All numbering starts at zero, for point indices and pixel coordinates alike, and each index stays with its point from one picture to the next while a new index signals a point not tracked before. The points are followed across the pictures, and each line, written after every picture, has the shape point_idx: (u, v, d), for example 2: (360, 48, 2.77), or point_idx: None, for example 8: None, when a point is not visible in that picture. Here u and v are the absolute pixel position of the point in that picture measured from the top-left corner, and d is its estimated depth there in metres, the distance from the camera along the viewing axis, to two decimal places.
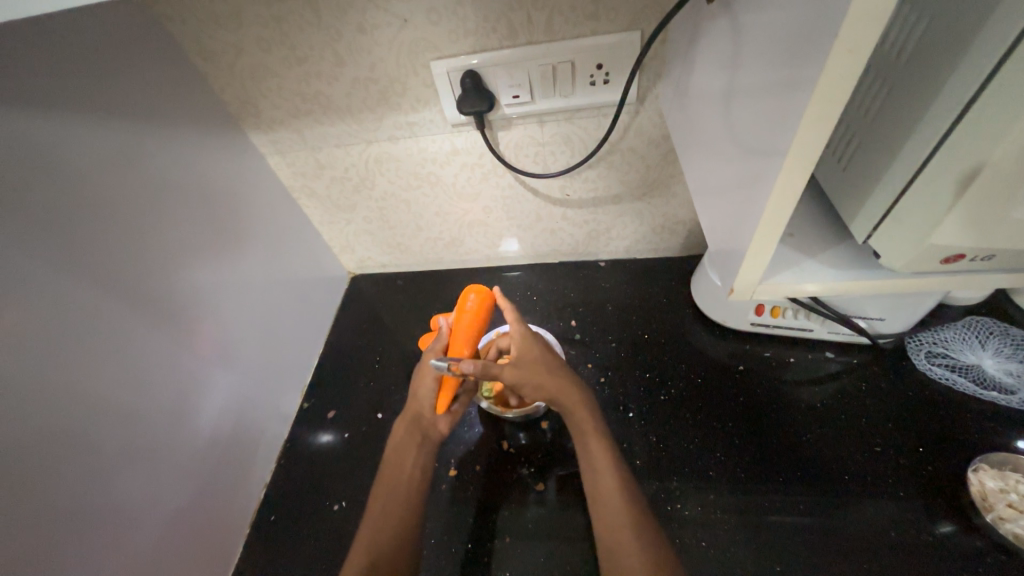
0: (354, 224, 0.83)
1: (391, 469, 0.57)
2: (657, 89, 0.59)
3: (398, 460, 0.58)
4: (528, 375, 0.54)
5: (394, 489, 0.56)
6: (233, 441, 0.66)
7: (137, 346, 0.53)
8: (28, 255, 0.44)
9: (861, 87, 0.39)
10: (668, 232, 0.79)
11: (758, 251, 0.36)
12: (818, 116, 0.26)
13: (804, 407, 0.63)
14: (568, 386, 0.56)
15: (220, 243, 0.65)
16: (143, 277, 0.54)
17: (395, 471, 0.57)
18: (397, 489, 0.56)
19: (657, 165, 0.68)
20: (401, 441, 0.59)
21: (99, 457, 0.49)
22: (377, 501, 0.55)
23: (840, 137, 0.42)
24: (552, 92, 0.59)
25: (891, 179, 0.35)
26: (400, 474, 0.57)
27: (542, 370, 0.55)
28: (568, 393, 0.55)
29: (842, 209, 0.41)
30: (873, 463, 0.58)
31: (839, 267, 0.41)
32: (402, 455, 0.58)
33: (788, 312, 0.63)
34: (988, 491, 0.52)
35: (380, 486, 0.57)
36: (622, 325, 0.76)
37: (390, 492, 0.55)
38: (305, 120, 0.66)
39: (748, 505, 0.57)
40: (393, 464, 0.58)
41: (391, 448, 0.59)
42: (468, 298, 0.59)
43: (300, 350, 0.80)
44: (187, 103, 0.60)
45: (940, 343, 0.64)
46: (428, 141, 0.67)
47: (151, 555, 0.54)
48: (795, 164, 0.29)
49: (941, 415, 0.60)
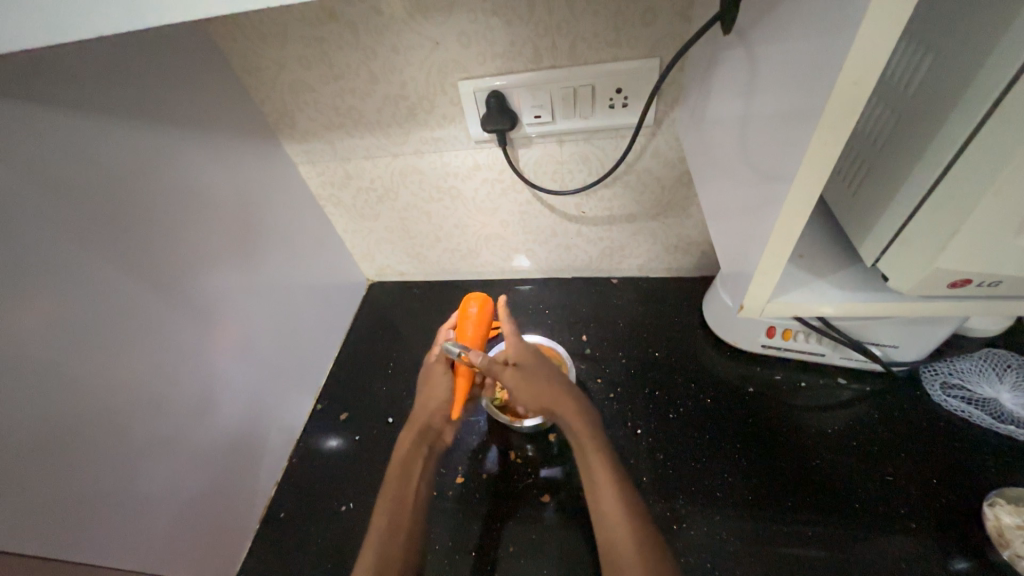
0: (376, 232, 0.86)
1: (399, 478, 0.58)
2: (674, 114, 0.61)
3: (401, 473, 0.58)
4: (526, 382, 0.57)
5: (401, 501, 0.56)
6: (248, 437, 0.68)
7: (166, 339, 0.56)
8: (78, 247, 0.47)
9: (871, 115, 0.40)
10: (681, 252, 0.80)
11: (766, 270, 0.37)
12: (825, 140, 0.28)
13: (815, 433, 0.63)
14: (565, 397, 0.57)
15: (247, 245, 0.68)
16: (176, 274, 0.57)
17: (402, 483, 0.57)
18: (404, 504, 0.56)
19: (672, 186, 0.70)
20: (409, 453, 0.60)
21: (123, 443, 0.51)
22: (384, 512, 0.55)
23: (852, 163, 0.43)
24: (573, 113, 0.62)
25: (899, 205, 0.36)
26: (405, 491, 0.57)
27: (538, 379, 0.57)
28: (564, 402, 0.57)
29: (852, 232, 0.42)
30: (885, 493, 0.57)
31: (850, 290, 0.42)
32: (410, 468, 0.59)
33: (800, 335, 0.64)
34: (1005, 527, 0.51)
35: (386, 495, 0.57)
36: (634, 342, 0.77)
37: (396, 506, 0.55)
38: (337, 132, 0.70)
39: (755, 529, 0.56)
40: (400, 471, 0.58)
41: (398, 459, 0.59)
42: (470, 306, 0.65)
43: (317, 351, 0.82)
44: (229, 113, 0.64)
45: (956, 374, 0.63)
46: (451, 156, 0.70)
47: (165, 544, 0.56)
48: (805, 185, 0.31)
49: (955, 448, 0.59)
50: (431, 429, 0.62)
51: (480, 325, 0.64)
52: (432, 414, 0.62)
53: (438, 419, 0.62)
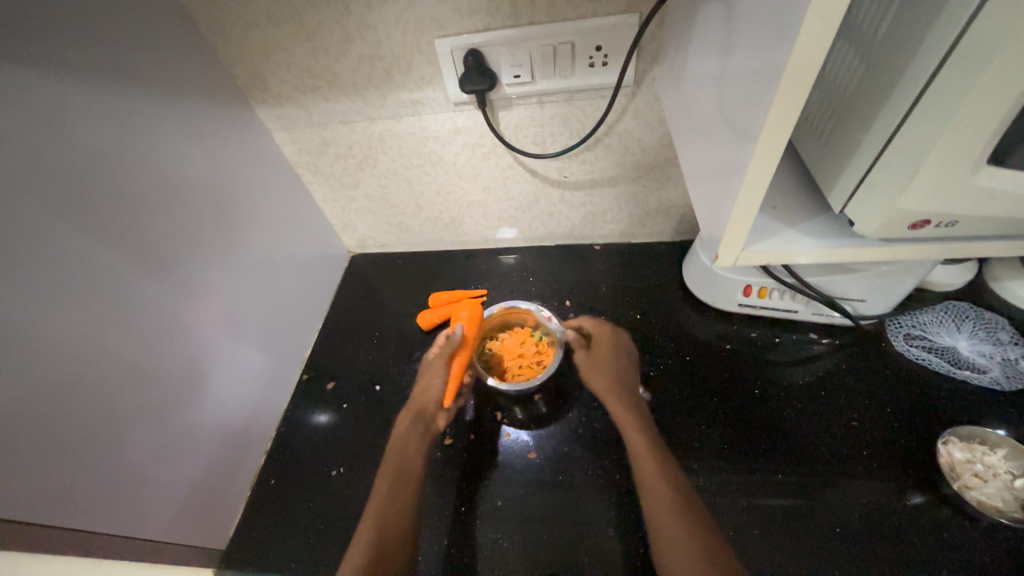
0: (356, 201, 0.85)
1: (396, 454, 0.64)
2: (654, 73, 0.61)
3: (401, 450, 0.64)
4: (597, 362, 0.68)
5: (402, 478, 0.61)
6: (235, 407, 0.68)
7: (147, 308, 0.55)
8: (49, 212, 0.45)
9: (841, 62, 0.40)
10: (661, 216, 0.81)
11: (739, 218, 0.39)
12: (798, 78, 0.29)
13: (788, 385, 0.66)
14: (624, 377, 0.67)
15: (222, 215, 0.66)
16: (153, 240, 0.55)
17: (402, 461, 0.63)
18: (404, 476, 0.61)
19: (653, 149, 0.70)
20: (405, 434, 0.66)
21: (112, 413, 0.51)
22: (384, 486, 0.60)
23: (823, 113, 0.44)
24: (553, 73, 0.61)
25: (864, 152, 0.37)
26: (405, 461, 0.63)
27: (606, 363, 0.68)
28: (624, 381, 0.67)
29: (821, 180, 0.43)
30: (848, 436, 0.60)
31: (820, 238, 0.43)
32: (407, 444, 0.64)
33: (774, 293, 0.66)
34: (956, 461, 0.55)
35: (386, 477, 0.62)
36: (615, 306, 0.79)
37: (397, 478, 0.61)
38: (312, 96, 0.67)
39: (729, 475, 0.59)
40: (397, 454, 0.64)
41: (396, 440, 0.65)
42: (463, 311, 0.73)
43: (301, 322, 0.82)
44: (197, 74, 0.61)
45: (918, 326, 0.67)
46: (430, 120, 0.68)
47: (158, 511, 0.56)
48: (776, 127, 0.32)
49: (915, 393, 0.63)
50: (427, 414, 0.67)
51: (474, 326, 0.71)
52: (427, 401, 0.67)
53: (431, 405, 0.67)
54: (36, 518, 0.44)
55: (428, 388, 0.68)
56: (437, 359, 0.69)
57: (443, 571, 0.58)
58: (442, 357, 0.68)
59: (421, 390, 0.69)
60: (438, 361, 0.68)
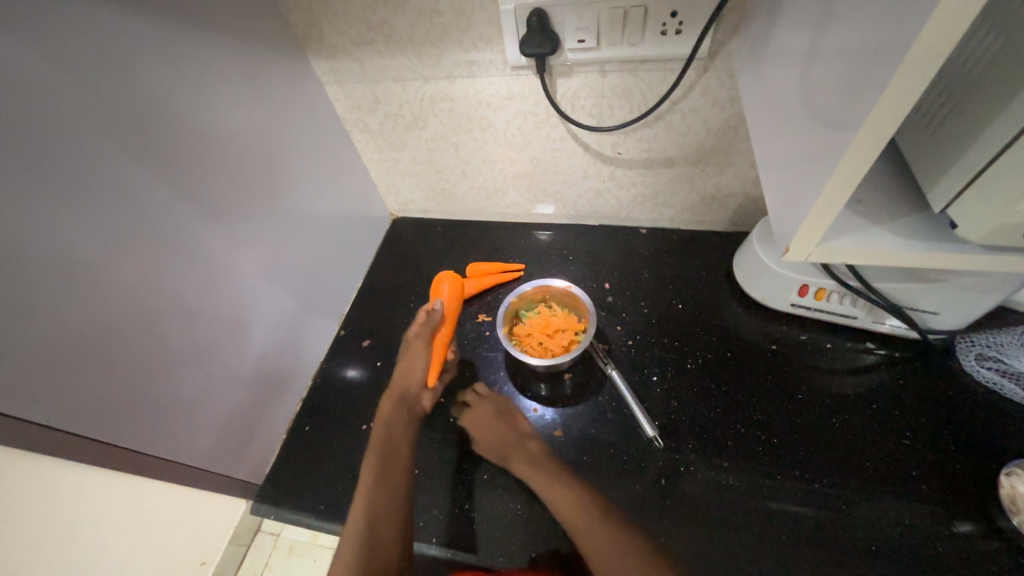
0: (402, 164, 0.84)
1: (380, 438, 0.60)
2: (731, 45, 0.56)
3: (387, 431, 0.61)
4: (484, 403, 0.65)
5: (389, 461, 0.58)
6: (275, 355, 0.71)
7: (201, 254, 0.57)
8: (118, 153, 0.47)
9: (972, 38, 0.35)
10: (717, 204, 0.77)
11: (820, 212, 0.35)
12: (926, 54, 0.25)
13: (835, 394, 0.62)
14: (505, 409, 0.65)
15: (272, 166, 0.67)
16: (208, 188, 0.57)
17: (388, 445, 0.59)
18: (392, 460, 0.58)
19: (718, 130, 0.65)
20: (390, 418, 0.62)
21: (165, 350, 0.54)
22: (369, 474, 0.56)
23: (934, 100, 0.39)
24: (619, 39, 0.57)
25: (984, 147, 0.33)
26: (391, 446, 0.59)
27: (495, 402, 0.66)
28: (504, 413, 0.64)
29: (922, 177, 0.39)
30: (896, 454, 0.57)
31: (907, 240, 0.39)
32: (392, 427, 0.61)
33: (833, 296, 0.61)
34: (1018, 495, 0.51)
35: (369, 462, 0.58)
36: (657, 294, 0.76)
37: (385, 463, 0.58)
38: (367, 50, 0.66)
39: (761, 478, 0.57)
40: (382, 438, 0.60)
41: (380, 423, 0.62)
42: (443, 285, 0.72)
43: (341, 279, 0.84)
44: (256, 21, 0.61)
45: (995, 346, 0.60)
46: (485, 83, 0.66)
47: (202, 443, 0.60)
48: (884, 110, 0.28)
49: (980, 418, 0.58)
50: (410, 395, 0.64)
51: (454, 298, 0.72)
52: (409, 381, 0.65)
53: (414, 386, 0.65)
54: (87, 432, 0.48)
55: (410, 369, 0.65)
56: (417, 340, 0.66)
57: (461, 532, 0.59)
58: (422, 337, 0.66)
59: (401, 371, 0.66)
60: (417, 341, 0.66)
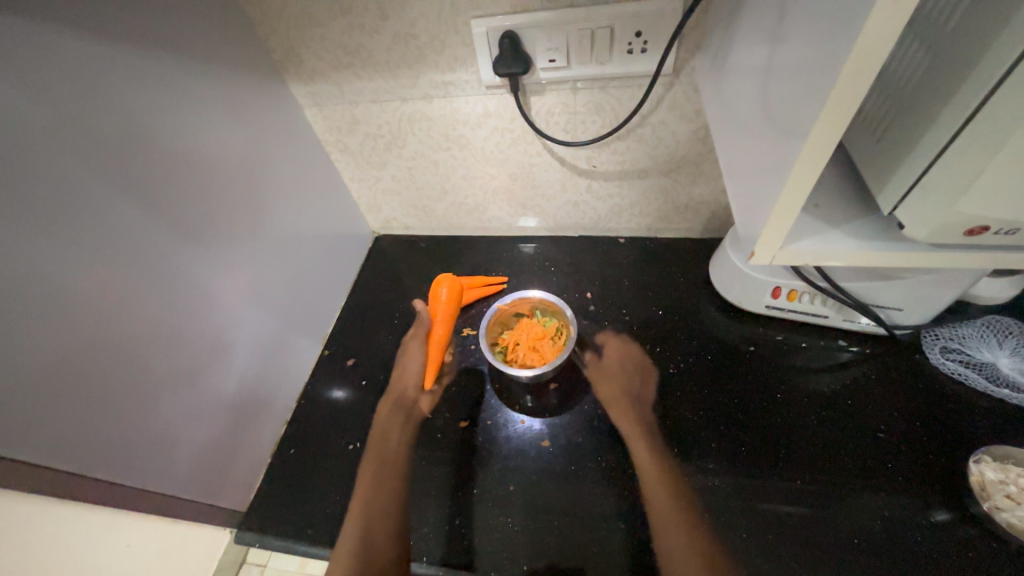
0: (383, 182, 0.85)
1: (377, 444, 0.67)
2: (694, 62, 0.59)
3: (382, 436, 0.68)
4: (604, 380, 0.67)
5: (382, 467, 0.64)
6: (259, 377, 0.70)
7: (182, 277, 0.57)
8: (94, 179, 0.47)
9: (908, 52, 0.38)
10: (690, 212, 0.79)
11: (780, 216, 0.37)
12: (861, 68, 0.28)
13: (812, 392, 0.64)
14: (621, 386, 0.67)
15: (252, 188, 0.67)
16: (189, 211, 0.57)
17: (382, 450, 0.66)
18: (385, 464, 0.64)
19: (687, 141, 0.68)
20: (387, 421, 0.69)
21: (146, 376, 0.53)
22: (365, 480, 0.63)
23: (878, 109, 0.41)
24: (588, 58, 0.59)
25: (923, 150, 0.35)
26: (387, 449, 0.66)
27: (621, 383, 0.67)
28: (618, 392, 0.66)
29: (871, 179, 0.42)
30: (873, 448, 0.59)
31: (863, 241, 0.41)
32: (388, 433, 0.68)
33: (804, 296, 0.64)
34: (987, 481, 0.53)
35: (368, 466, 0.65)
36: (637, 301, 0.77)
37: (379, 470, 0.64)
38: (345, 73, 0.68)
39: (746, 478, 0.58)
40: (381, 439, 0.67)
41: (379, 427, 0.69)
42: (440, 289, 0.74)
43: (324, 298, 0.84)
44: (234, 47, 0.62)
45: (956, 339, 0.64)
46: (462, 102, 0.68)
47: (184, 471, 0.59)
48: (829, 120, 0.30)
49: (948, 408, 0.60)
50: (406, 398, 0.70)
51: (450, 303, 0.74)
52: (406, 385, 0.70)
53: (411, 388, 0.70)
54: (66, 466, 0.47)
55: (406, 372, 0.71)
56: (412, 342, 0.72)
57: (453, 550, 0.58)
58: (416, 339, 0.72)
59: (400, 374, 0.72)
60: (412, 345, 0.72)
